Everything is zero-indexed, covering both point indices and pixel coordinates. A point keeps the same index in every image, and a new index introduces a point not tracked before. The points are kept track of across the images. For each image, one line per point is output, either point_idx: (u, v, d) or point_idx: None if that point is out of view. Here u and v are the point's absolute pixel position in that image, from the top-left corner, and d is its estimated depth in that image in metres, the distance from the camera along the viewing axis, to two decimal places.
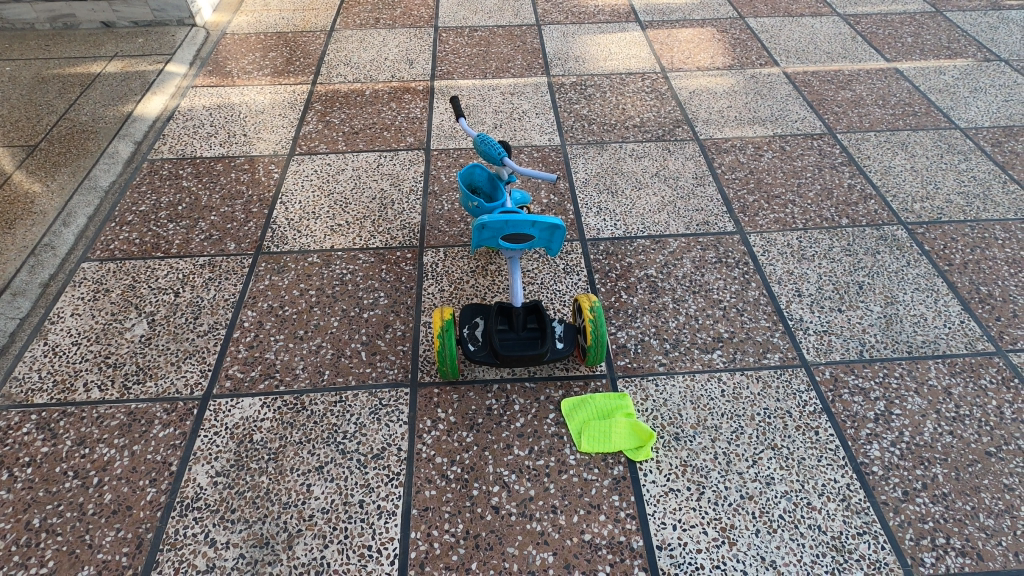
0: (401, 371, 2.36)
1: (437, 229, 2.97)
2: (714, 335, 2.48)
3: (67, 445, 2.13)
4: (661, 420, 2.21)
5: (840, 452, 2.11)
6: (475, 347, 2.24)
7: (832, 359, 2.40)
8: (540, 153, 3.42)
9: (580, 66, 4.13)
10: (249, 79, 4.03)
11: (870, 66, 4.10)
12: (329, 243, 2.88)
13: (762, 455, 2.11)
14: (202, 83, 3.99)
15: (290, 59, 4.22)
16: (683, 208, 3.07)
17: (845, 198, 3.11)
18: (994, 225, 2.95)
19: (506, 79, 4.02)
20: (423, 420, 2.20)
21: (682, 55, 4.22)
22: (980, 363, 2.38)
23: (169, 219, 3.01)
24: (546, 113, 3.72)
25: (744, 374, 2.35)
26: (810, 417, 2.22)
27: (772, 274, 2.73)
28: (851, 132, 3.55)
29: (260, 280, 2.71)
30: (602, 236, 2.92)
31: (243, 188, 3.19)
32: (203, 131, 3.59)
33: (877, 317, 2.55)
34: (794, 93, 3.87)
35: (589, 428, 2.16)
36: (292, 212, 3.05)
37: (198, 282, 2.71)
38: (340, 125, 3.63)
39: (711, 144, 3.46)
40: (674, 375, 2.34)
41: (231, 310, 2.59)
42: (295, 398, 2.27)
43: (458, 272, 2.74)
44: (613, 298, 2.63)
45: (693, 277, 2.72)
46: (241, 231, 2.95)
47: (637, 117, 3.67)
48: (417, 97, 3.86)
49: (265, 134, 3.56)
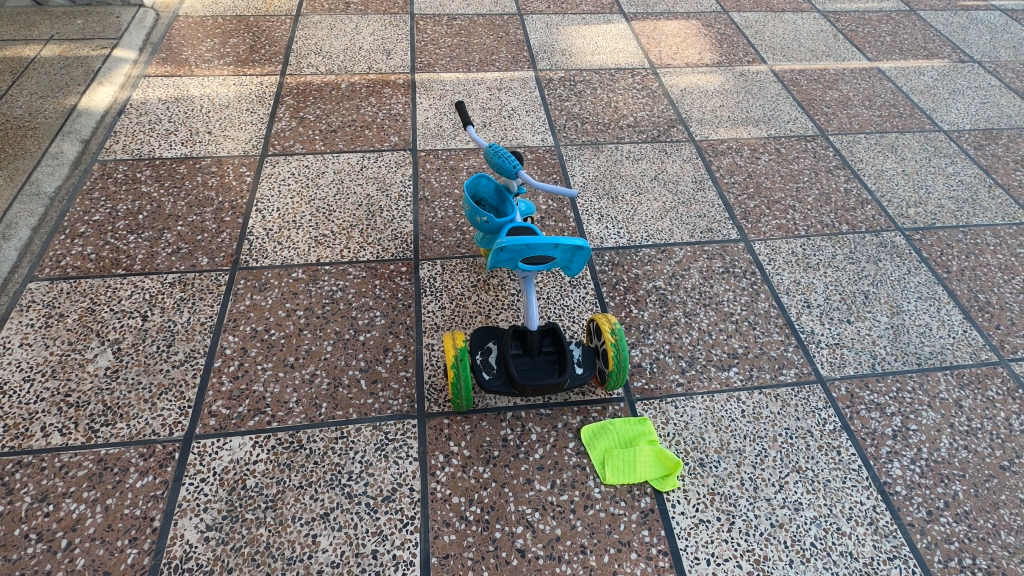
0: (406, 401, 2.18)
1: (432, 238, 2.77)
2: (729, 351, 2.41)
3: (27, 503, 1.86)
4: (683, 445, 2.12)
5: (864, 472, 2.09)
6: (489, 376, 2.07)
7: (846, 374, 2.37)
8: (533, 154, 3.26)
9: (567, 60, 3.96)
10: (208, 68, 3.67)
11: (853, 65, 4.10)
12: (314, 256, 2.66)
13: (788, 479, 2.06)
14: (155, 73, 3.61)
15: (253, 47, 3.87)
16: (686, 214, 2.98)
17: (842, 204, 3.09)
18: (984, 231, 2.99)
19: (491, 72, 3.81)
20: (435, 455, 2.05)
21: (670, 51, 4.11)
22: (985, 373, 2.40)
23: (129, 230, 2.70)
24: (536, 110, 3.55)
25: (762, 393, 2.29)
26: (831, 435, 2.18)
27: (780, 284, 2.69)
28: (842, 134, 3.54)
29: (240, 300, 2.47)
30: (606, 246, 2.80)
31: (212, 193, 2.91)
32: (160, 128, 3.25)
33: (885, 328, 2.54)
34: (783, 92, 3.83)
35: (613, 457, 2.04)
36: (270, 222, 2.80)
37: (168, 303, 2.44)
38: (316, 122, 3.35)
39: (707, 145, 3.38)
40: (693, 397, 2.26)
41: (210, 336, 2.34)
42: (291, 435, 2.07)
43: (458, 287, 2.57)
44: (624, 313, 2.52)
45: (702, 289, 2.64)
46: (214, 244, 2.68)
47: (630, 116, 3.55)
48: (398, 91, 3.62)
49: (232, 132, 3.25)
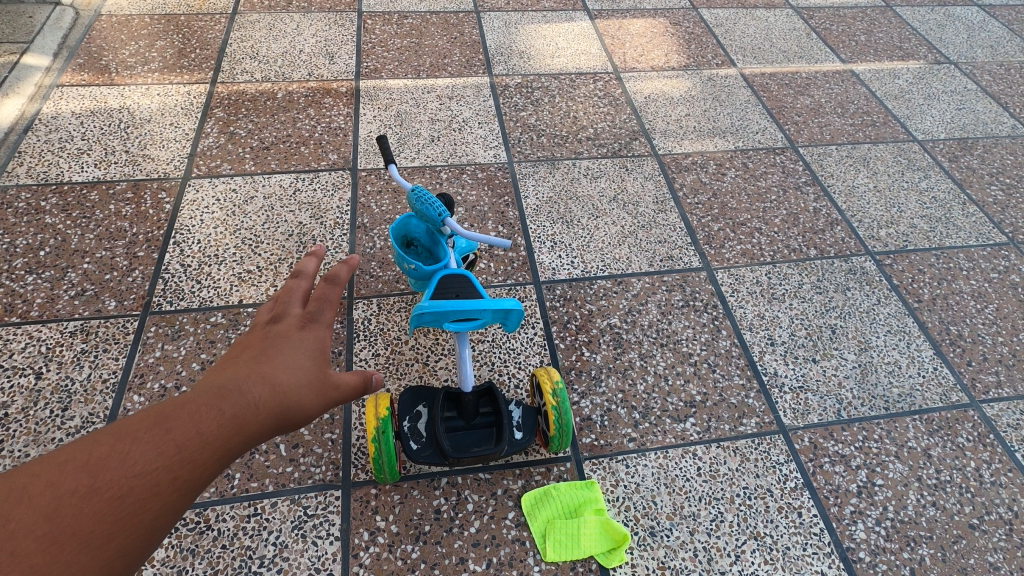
0: (330, 468, 1.97)
1: (368, 273, 2.54)
2: (686, 400, 2.24)
3: None
4: (633, 511, 1.96)
5: (825, 537, 1.94)
6: (417, 446, 1.86)
7: (810, 423, 2.21)
8: (484, 172, 3.02)
9: (525, 64, 3.71)
10: (131, 76, 3.36)
11: (826, 68, 3.91)
12: (236, 297, 2.41)
13: (745, 547, 1.90)
14: (70, 81, 3.28)
15: (183, 51, 3.55)
16: (645, 240, 2.78)
17: (811, 225, 2.92)
18: (957, 253, 2.84)
19: (442, 78, 3.54)
20: (359, 533, 1.85)
21: (635, 53, 3.87)
22: (955, 418, 2.26)
23: (27, 269, 2.43)
24: (490, 122, 3.30)
25: (720, 447, 2.12)
26: (792, 494, 2.03)
27: (743, 318, 2.52)
28: (813, 145, 3.35)
29: (149, 351, 2.22)
30: (558, 278, 2.60)
31: (125, 224, 2.64)
32: (72, 146, 2.95)
33: (852, 368, 2.38)
34: (753, 99, 3.62)
35: (555, 529, 1.87)
36: (189, 256, 2.54)
37: (67, 357, 2.19)
38: (247, 138, 3.07)
39: (670, 160, 3.17)
40: (646, 453, 2.09)
41: (112, 395, 2.10)
42: (197, 514, 1.85)
43: (395, 330, 2.35)
44: (574, 356, 2.33)
45: (659, 326, 2.45)
46: (124, 285, 2.42)
47: (590, 127, 3.32)
48: (340, 100, 3.34)
49: (153, 150, 2.97)
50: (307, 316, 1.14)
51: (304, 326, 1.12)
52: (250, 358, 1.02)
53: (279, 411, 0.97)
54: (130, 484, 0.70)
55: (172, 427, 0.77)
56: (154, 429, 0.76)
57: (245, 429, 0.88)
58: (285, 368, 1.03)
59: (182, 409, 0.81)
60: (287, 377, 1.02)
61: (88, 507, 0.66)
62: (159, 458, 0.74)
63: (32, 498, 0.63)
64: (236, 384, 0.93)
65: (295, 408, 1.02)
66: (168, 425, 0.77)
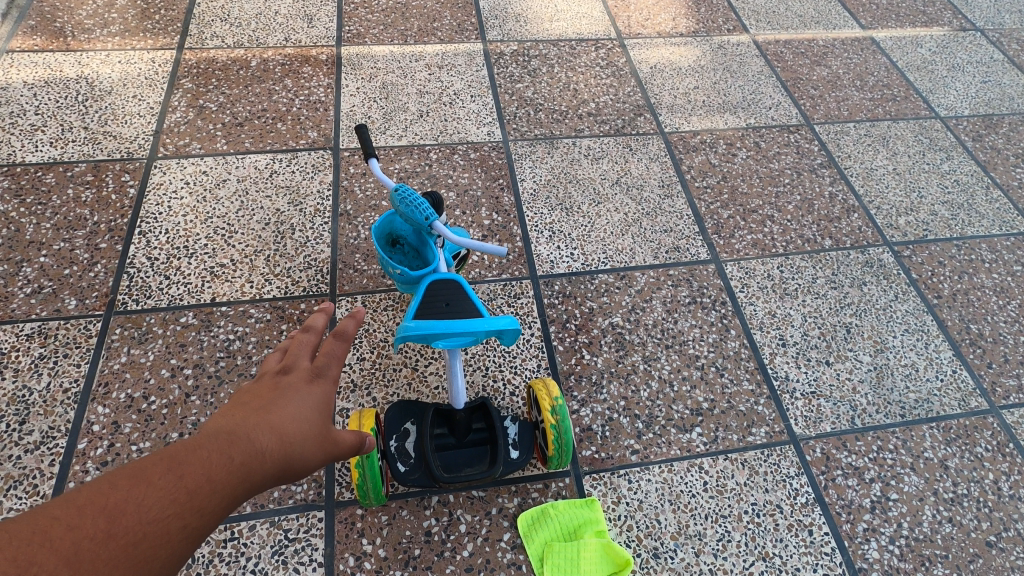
0: (312, 487, 1.84)
1: (352, 266, 2.35)
2: (692, 407, 2.10)
3: None
4: (636, 530, 1.85)
5: (836, 557, 1.84)
6: (406, 467, 1.73)
7: (822, 432, 2.09)
8: (477, 152, 2.79)
9: (521, 28, 3.41)
10: (88, 40, 3.05)
11: (845, 35, 3.63)
12: (208, 294, 2.23)
13: (752, 569, 1.81)
14: (21, 46, 2.98)
15: (146, 12, 3.23)
16: (650, 228, 2.59)
17: (827, 212, 2.73)
18: (979, 243, 2.68)
19: (432, 44, 3.25)
20: (345, 558, 1.73)
21: (640, 16, 3.58)
22: (974, 426, 2.14)
23: None
24: (483, 95, 3.05)
25: (727, 459, 2.00)
26: (803, 511, 1.92)
27: (753, 316, 2.36)
28: (829, 122, 3.13)
29: (115, 356, 2.05)
30: (556, 272, 2.42)
31: (85, 211, 2.42)
32: (24, 122, 2.68)
33: (868, 371, 2.25)
34: (766, 69, 3.36)
35: (553, 553, 1.76)
36: (157, 248, 2.33)
37: (24, 364, 2.01)
38: (219, 112, 2.81)
39: (677, 138, 2.95)
40: (649, 467, 1.96)
41: (74, 406, 1.94)
42: None
43: (381, 331, 2.19)
44: (574, 359, 2.18)
45: (664, 326, 2.30)
46: (85, 281, 2.22)
47: (591, 102, 3.07)
48: (320, 69, 3.06)
49: (115, 126, 2.71)
50: (316, 369, 1.02)
51: (313, 378, 1.00)
52: (257, 407, 0.91)
53: (284, 464, 0.88)
54: (141, 531, 0.67)
55: (184, 473, 0.73)
56: (166, 475, 0.72)
57: (252, 478, 0.82)
58: (292, 417, 0.94)
59: (193, 453, 0.77)
60: (295, 426, 0.93)
61: (104, 552, 0.63)
62: (169, 505, 0.70)
63: (55, 542, 0.60)
64: (244, 430, 0.86)
65: (302, 461, 0.92)
66: (180, 469, 0.74)
